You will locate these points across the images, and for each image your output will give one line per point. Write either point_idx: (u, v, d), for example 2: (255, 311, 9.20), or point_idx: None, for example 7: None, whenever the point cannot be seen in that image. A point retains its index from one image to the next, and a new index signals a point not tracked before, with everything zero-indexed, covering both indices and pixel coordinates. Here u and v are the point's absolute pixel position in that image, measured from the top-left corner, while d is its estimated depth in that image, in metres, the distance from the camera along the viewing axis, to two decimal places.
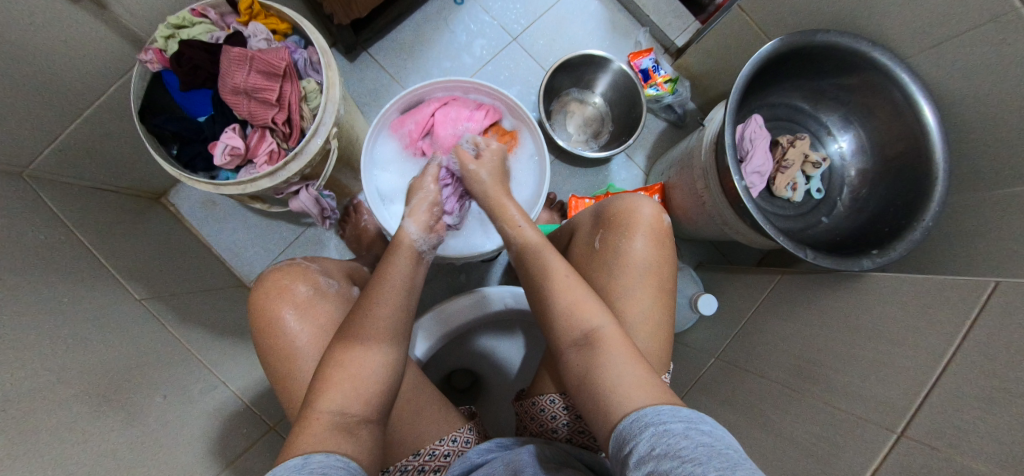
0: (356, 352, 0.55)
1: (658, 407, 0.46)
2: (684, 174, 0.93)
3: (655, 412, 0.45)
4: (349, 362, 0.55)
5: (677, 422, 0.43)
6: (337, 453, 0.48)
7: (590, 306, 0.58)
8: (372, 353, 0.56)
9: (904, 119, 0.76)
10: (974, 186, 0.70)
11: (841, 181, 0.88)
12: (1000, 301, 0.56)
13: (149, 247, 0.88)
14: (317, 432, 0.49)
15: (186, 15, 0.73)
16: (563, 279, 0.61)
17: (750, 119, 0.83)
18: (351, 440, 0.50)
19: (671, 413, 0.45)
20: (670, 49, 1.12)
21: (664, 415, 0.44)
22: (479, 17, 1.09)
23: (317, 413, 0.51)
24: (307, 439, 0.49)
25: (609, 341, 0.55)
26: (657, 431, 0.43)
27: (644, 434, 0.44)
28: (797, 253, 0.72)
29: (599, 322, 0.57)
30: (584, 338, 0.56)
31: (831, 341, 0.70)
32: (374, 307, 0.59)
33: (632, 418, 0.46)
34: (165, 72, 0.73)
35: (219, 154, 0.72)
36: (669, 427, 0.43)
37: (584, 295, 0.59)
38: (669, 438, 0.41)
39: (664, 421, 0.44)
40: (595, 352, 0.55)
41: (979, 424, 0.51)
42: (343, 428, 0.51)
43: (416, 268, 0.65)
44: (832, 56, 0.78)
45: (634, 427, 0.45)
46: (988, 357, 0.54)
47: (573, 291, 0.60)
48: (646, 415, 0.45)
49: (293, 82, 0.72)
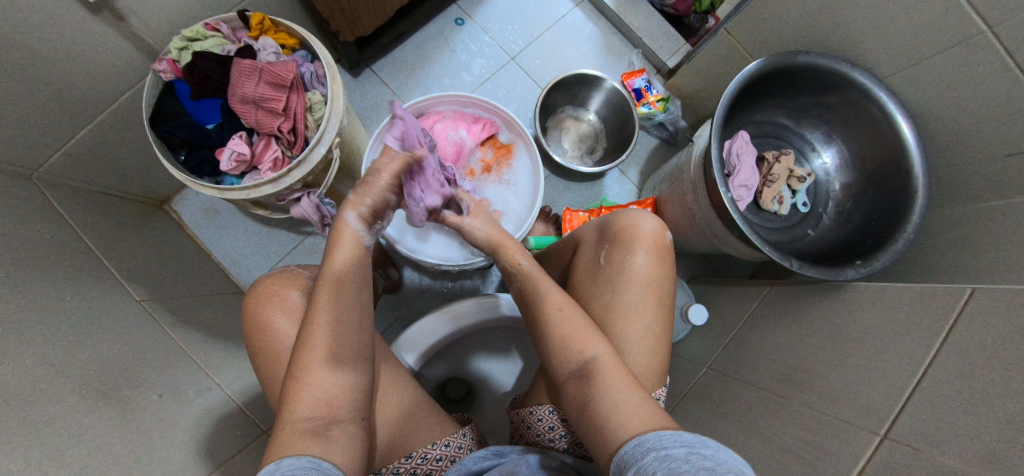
0: (317, 367, 0.52)
1: (658, 433, 0.47)
2: (675, 187, 0.96)
3: (657, 438, 0.46)
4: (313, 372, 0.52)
5: (678, 447, 0.43)
6: (309, 455, 0.47)
7: (586, 335, 0.60)
8: (337, 361, 0.53)
9: (884, 135, 0.79)
10: (953, 199, 0.73)
11: (826, 196, 0.91)
12: (976, 306, 0.58)
13: (150, 251, 0.90)
14: (285, 441, 0.48)
15: (200, 28, 0.75)
16: (558, 312, 0.63)
17: (736, 135, 0.86)
18: (323, 444, 0.49)
19: (672, 437, 0.45)
20: (662, 71, 1.17)
21: (665, 440, 0.45)
22: (478, 38, 1.13)
23: (284, 422, 0.50)
24: (278, 446, 0.48)
25: (604, 368, 0.56)
26: (658, 456, 0.43)
27: (646, 458, 0.44)
28: (784, 263, 0.74)
29: (594, 351, 0.58)
30: (579, 369, 0.58)
31: (818, 349, 0.71)
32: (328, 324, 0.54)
33: (634, 444, 0.47)
34: (177, 82, 0.76)
35: (226, 160, 0.74)
36: (670, 452, 0.43)
37: (580, 325, 0.61)
38: (670, 462, 0.42)
39: (664, 446, 0.44)
40: (590, 380, 0.56)
41: (956, 425, 0.52)
42: (309, 433, 0.49)
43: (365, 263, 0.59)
44: (814, 76, 0.81)
45: (637, 451, 0.46)
46: (964, 361, 0.55)
47: (570, 321, 0.61)
48: (647, 440, 0.46)
49: (300, 94, 0.75)
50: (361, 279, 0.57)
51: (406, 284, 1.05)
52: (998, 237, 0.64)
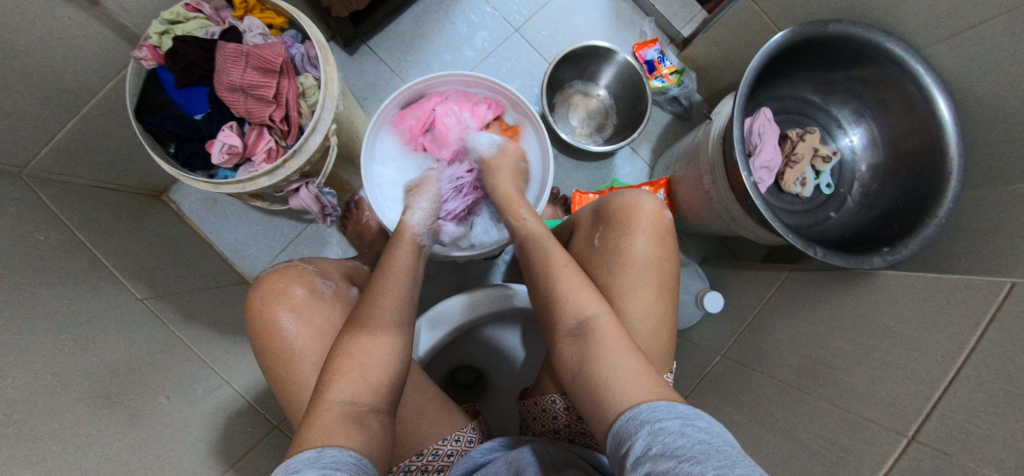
0: (366, 346, 0.55)
1: (652, 404, 0.45)
2: (690, 168, 0.91)
3: (650, 410, 0.44)
4: (361, 355, 0.54)
5: (672, 420, 0.42)
6: (349, 448, 0.47)
7: (586, 294, 0.58)
8: (382, 348, 0.56)
9: (918, 113, 0.74)
10: (992, 181, 0.68)
11: (851, 176, 0.86)
12: (1016, 301, 0.54)
13: (150, 245, 0.87)
14: (328, 424, 0.49)
15: (180, 10, 0.70)
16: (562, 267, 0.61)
17: (759, 112, 0.81)
18: (361, 432, 0.49)
19: (666, 409, 0.44)
20: (675, 40, 1.10)
21: (658, 413, 0.43)
22: (480, 8, 1.07)
23: (327, 404, 0.51)
24: (316, 431, 0.48)
25: (604, 330, 0.54)
26: (652, 431, 0.42)
27: (640, 433, 0.42)
28: (807, 250, 0.71)
29: (594, 311, 0.56)
30: (578, 328, 0.56)
31: (841, 340, 0.68)
32: (382, 307, 0.59)
33: (627, 417, 0.45)
34: (160, 69, 0.71)
35: (217, 153, 0.70)
36: (664, 426, 0.41)
37: (579, 285, 0.59)
38: (665, 438, 0.40)
39: (658, 419, 0.43)
40: (588, 342, 0.54)
41: (993, 427, 0.49)
42: (355, 417, 0.50)
43: (418, 260, 0.67)
44: (845, 47, 0.75)
45: (630, 426, 0.44)
46: (1001, 361, 0.52)
47: (571, 279, 0.60)
48: (640, 413, 0.44)
49: (291, 78, 0.70)
50: (411, 276, 0.64)
51: None
52: None
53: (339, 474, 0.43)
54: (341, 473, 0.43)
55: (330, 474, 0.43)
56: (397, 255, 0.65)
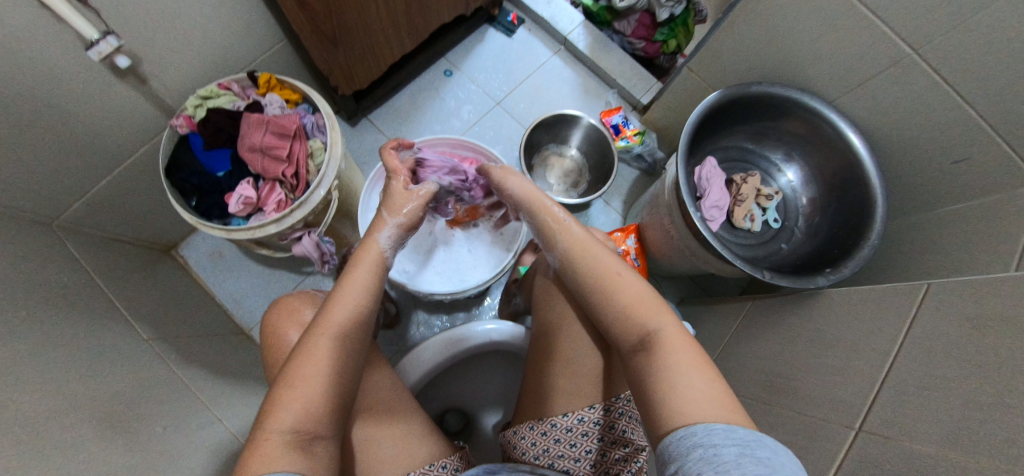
0: (307, 372, 0.54)
1: (709, 425, 0.43)
2: (654, 212, 1.01)
3: (706, 432, 0.42)
4: (300, 384, 0.53)
5: (731, 447, 0.40)
6: (292, 474, 0.47)
7: (650, 306, 0.55)
8: (327, 379, 0.54)
9: (840, 152, 0.85)
10: (931, 205, 0.78)
11: (796, 211, 0.96)
12: (933, 299, 0.61)
13: (160, 295, 0.95)
14: (270, 453, 0.48)
15: (213, 87, 0.82)
16: (614, 277, 0.58)
17: (705, 161, 0.93)
18: (305, 458, 0.50)
19: (724, 433, 0.41)
20: (637, 107, 1.26)
21: (715, 437, 0.41)
22: (466, 87, 1.25)
23: (266, 433, 0.50)
24: (258, 462, 0.48)
25: (670, 344, 0.51)
26: (708, 455, 0.40)
27: (692, 456, 0.41)
28: (756, 274, 0.78)
29: (657, 325, 0.53)
30: (641, 341, 0.53)
31: (795, 354, 0.74)
32: (322, 336, 0.56)
33: (680, 436, 0.43)
34: (191, 135, 0.83)
35: (233, 203, 0.79)
36: (721, 452, 0.40)
37: (639, 294, 0.56)
38: (720, 464, 0.39)
39: (715, 444, 0.41)
40: (650, 355, 0.51)
41: (920, 411, 0.53)
42: (298, 444, 0.51)
43: (377, 276, 0.63)
44: (768, 102, 0.89)
45: (681, 447, 0.42)
46: (924, 350, 0.58)
47: (631, 291, 0.57)
48: (695, 434, 0.42)
49: (302, 142, 0.82)
50: (364, 293, 0.61)
51: (403, 318, 1.09)
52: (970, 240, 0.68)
53: None
54: None
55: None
56: (355, 272, 0.62)
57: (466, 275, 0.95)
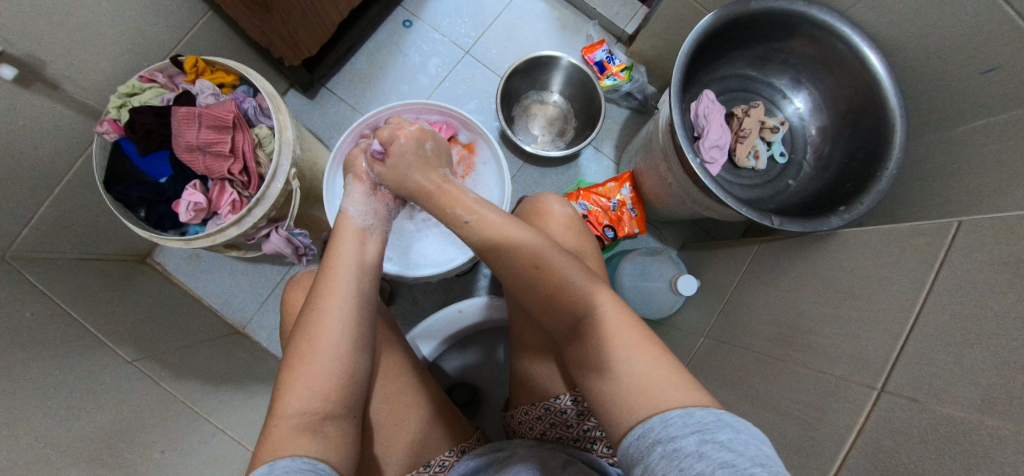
0: (313, 351, 0.53)
1: (665, 416, 0.41)
2: (649, 158, 0.93)
3: (663, 424, 0.40)
4: (308, 364, 0.52)
5: (688, 437, 0.38)
6: (304, 455, 0.46)
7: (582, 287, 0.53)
8: (337, 357, 0.53)
9: (855, 71, 0.75)
10: (942, 123, 0.69)
11: (804, 141, 0.87)
12: (964, 239, 0.54)
13: (139, 307, 0.91)
14: (279, 437, 0.48)
15: (135, 82, 0.73)
16: (536, 269, 0.55)
17: (702, 96, 0.83)
18: (318, 440, 0.49)
19: (681, 421, 0.40)
20: (622, 38, 1.13)
21: (673, 428, 0.40)
22: (430, 37, 1.12)
23: (276, 418, 0.49)
24: (270, 447, 0.47)
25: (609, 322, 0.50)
26: (666, 453, 0.38)
27: (652, 456, 0.39)
28: (762, 221, 0.71)
29: (594, 304, 0.51)
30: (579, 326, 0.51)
31: (808, 304, 0.69)
32: (325, 314, 0.55)
33: (638, 434, 0.42)
34: (123, 140, 0.74)
35: (183, 211, 0.72)
36: (679, 446, 0.38)
37: (574, 274, 0.54)
38: (681, 461, 0.37)
39: (672, 437, 0.39)
40: (592, 338, 0.50)
41: (953, 367, 0.48)
42: (309, 426, 0.49)
43: (365, 249, 0.64)
44: (772, 20, 0.77)
45: (641, 445, 0.41)
46: (954, 297, 0.52)
47: (551, 274, 0.54)
48: (652, 429, 0.41)
49: (245, 132, 0.73)
50: (359, 268, 0.61)
51: (397, 297, 1.05)
52: (994, 159, 0.60)
53: None
54: None
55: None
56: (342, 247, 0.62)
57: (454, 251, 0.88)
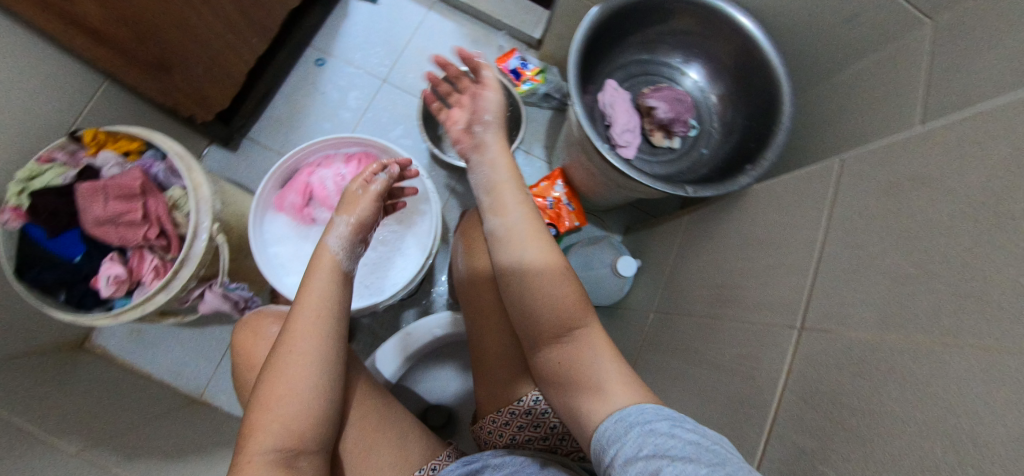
0: (284, 388, 0.53)
1: (640, 405, 0.46)
2: (571, 152, 0.96)
3: (639, 412, 0.45)
4: (277, 405, 0.52)
5: (661, 421, 0.43)
6: None
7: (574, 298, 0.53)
8: (309, 390, 0.53)
9: (736, 38, 0.80)
10: (832, 72, 0.76)
11: (708, 110, 0.91)
12: (848, 176, 0.58)
13: (81, 394, 0.87)
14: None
15: (33, 165, 0.70)
16: (537, 280, 0.54)
17: (604, 86, 0.86)
18: None
19: (653, 411, 0.45)
20: (531, 44, 1.17)
21: (647, 414, 0.44)
22: (345, 72, 1.14)
23: (248, 456, 0.51)
24: None
25: (587, 340, 0.52)
26: (643, 432, 0.42)
27: (629, 435, 0.43)
28: (677, 192, 0.74)
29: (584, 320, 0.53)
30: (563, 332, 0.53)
31: (732, 261, 0.72)
32: (295, 356, 0.54)
33: (615, 419, 0.45)
34: (28, 226, 0.70)
35: (104, 287, 0.70)
36: (654, 427, 0.42)
37: (564, 287, 0.54)
38: (656, 439, 0.41)
39: (647, 421, 0.43)
40: (568, 348, 0.52)
41: (853, 293, 0.51)
42: (283, 463, 0.51)
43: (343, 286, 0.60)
44: (650, 5, 0.82)
45: (618, 428, 0.44)
46: (847, 229, 0.55)
47: (550, 287, 0.54)
48: (629, 414, 0.45)
49: (156, 196, 0.72)
50: (335, 303, 0.58)
51: (354, 333, 1.04)
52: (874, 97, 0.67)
53: None
54: None
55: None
56: (316, 282, 0.59)
57: (392, 278, 0.87)
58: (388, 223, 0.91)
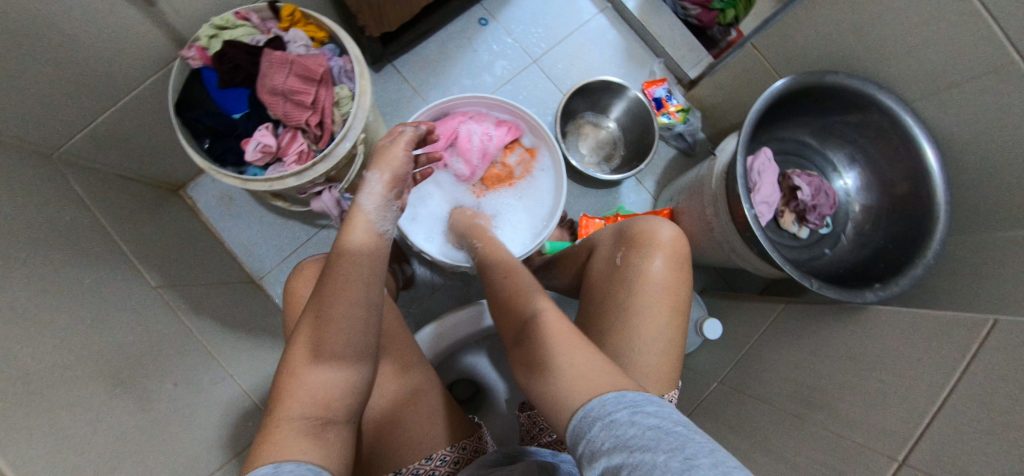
0: (314, 349, 0.49)
1: (602, 397, 0.43)
2: (693, 200, 0.96)
3: (601, 404, 0.42)
4: (306, 369, 0.49)
5: (621, 410, 0.41)
6: (309, 460, 0.44)
7: (530, 298, 0.58)
8: (340, 353, 0.49)
9: (909, 158, 0.79)
10: (976, 227, 0.74)
11: (846, 216, 0.91)
12: (997, 338, 0.57)
13: (166, 237, 0.90)
14: (279, 439, 0.45)
15: (230, 16, 0.74)
16: (503, 279, 0.63)
17: (760, 152, 0.86)
18: (320, 442, 0.47)
19: (616, 399, 0.42)
20: (682, 81, 1.18)
21: (608, 406, 0.42)
22: (502, 39, 1.15)
23: (277, 420, 0.47)
24: (269, 447, 0.45)
25: (548, 329, 0.52)
26: (604, 426, 0.40)
27: (592, 431, 0.41)
28: (803, 281, 0.74)
29: (541, 308, 0.55)
30: (523, 330, 0.55)
31: (832, 369, 0.71)
32: (331, 317, 0.49)
33: (582, 415, 0.43)
34: (206, 69, 0.74)
35: (252, 151, 0.73)
36: (615, 418, 0.40)
37: (530, 290, 0.59)
38: (618, 431, 0.39)
39: (608, 412, 0.41)
40: (531, 343, 0.52)
41: (975, 454, 0.51)
42: (310, 428, 0.47)
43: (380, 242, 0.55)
44: (840, 96, 0.82)
45: (584, 424, 0.42)
46: (985, 391, 0.54)
47: (517, 290, 0.60)
48: (591, 409, 0.42)
49: (328, 88, 0.74)
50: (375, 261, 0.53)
51: (419, 282, 1.05)
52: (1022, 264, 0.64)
53: None
54: None
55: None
56: (355, 239, 0.53)
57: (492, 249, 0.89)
58: (505, 198, 0.92)
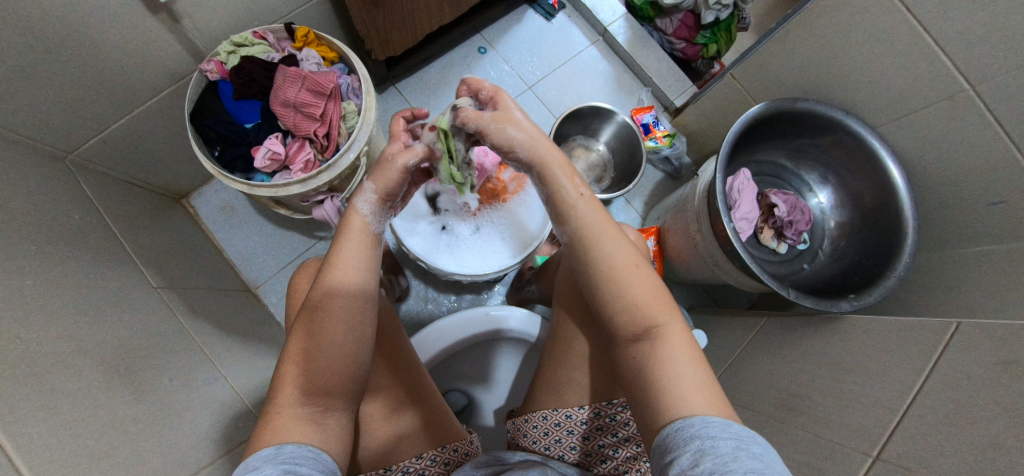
0: (312, 340, 0.52)
1: (706, 418, 0.43)
2: (678, 217, 1.01)
3: (703, 424, 0.42)
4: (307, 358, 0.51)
5: (726, 440, 0.40)
6: (309, 443, 0.48)
7: (656, 297, 0.52)
8: (337, 341, 0.52)
9: (878, 179, 0.84)
10: (950, 245, 0.78)
11: (822, 233, 0.96)
12: (961, 338, 0.60)
13: (169, 243, 0.93)
14: (279, 425, 0.48)
15: (248, 35, 0.78)
16: (632, 269, 0.53)
17: (738, 172, 0.92)
18: (317, 428, 0.49)
19: (720, 427, 0.42)
20: (668, 108, 1.25)
21: (711, 430, 0.42)
22: (499, 66, 1.22)
23: (276, 407, 0.50)
24: (270, 432, 0.48)
25: (672, 341, 0.49)
26: (701, 448, 0.40)
27: (688, 448, 0.41)
28: (780, 291, 0.78)
29: (664, 319, 0.51)
30: (643, 333, 0.51)
31: (811, 375, 0.74)
32: (326, 310, 0.53)
33: (677, 428, 0.43)
34: (221, 82, 0.79)
35: (260, 158, 0.77)
36: (716, 445, 0.40)
37: (646, 286, 0.53)
38: (715, 458, 0.39)
39: (710, 437, 0.41)
40: (651, 349, 0.49)
41: (942, 447, 0.54)
42: (310, 415, 0.50)
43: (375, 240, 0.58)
44: (811, 121, 0.88)
45: (677, 438, 0.43)
46: (950, 388, 0.58)
47: (643, 282, 0.53)
48: (691, 426, 0.42)
49: (336, 103, 0.79)
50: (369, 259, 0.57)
51: (414, 293, 1.08)
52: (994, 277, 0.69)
53: (300, 469, 0.44)
54: (303, 468, 0.44)
55: (293, 468, 0.44)
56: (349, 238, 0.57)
57: (486, 260, 0.93)
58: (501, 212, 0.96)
